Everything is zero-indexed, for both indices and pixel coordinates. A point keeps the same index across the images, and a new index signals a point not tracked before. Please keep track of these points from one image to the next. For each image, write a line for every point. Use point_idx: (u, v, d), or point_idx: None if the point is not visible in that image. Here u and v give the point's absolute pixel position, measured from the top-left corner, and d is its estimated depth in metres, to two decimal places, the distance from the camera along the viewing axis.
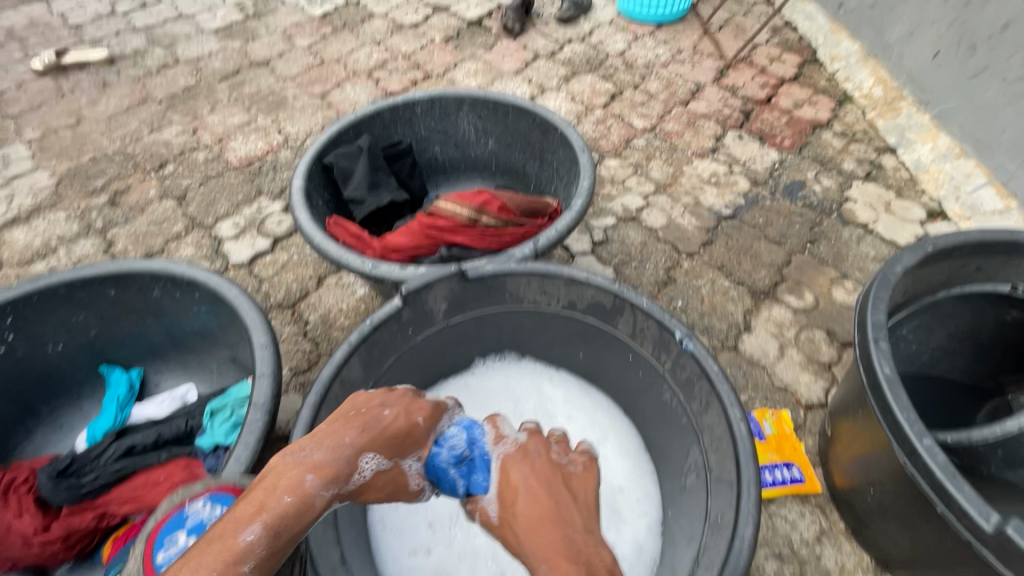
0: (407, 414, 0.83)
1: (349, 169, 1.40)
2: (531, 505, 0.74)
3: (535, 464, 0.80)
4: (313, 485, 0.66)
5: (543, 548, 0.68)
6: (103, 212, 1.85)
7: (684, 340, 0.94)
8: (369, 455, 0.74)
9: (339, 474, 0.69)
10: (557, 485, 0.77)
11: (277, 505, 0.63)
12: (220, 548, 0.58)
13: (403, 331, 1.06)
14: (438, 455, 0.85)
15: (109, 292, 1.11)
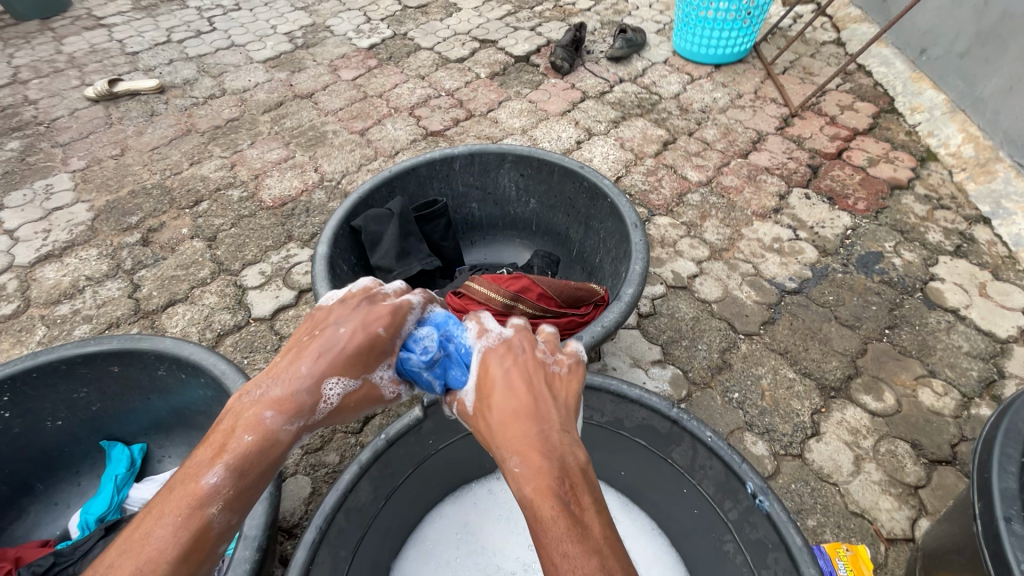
0: (368, 324, 0.79)
1: (378, 234, 1.30)
2: (505, 396, 0.70)
3: (517, 359, 0.76)
4: (273, 423, 0.68)
5: (514, 442, 0.64)
6: (134, 251, 1.83)
7: (757, 496, 0.77)
8: (333, 380, 0.74)
9: (301, 407, 0.71)
10: (538, 381, 0.72)
11: (238, 445, 0.66)
12: (183, 494, 0.62)
13: (422, 441, 0.93)
14: (409, 359, 0.84)
15: (113, 368, 1.03)
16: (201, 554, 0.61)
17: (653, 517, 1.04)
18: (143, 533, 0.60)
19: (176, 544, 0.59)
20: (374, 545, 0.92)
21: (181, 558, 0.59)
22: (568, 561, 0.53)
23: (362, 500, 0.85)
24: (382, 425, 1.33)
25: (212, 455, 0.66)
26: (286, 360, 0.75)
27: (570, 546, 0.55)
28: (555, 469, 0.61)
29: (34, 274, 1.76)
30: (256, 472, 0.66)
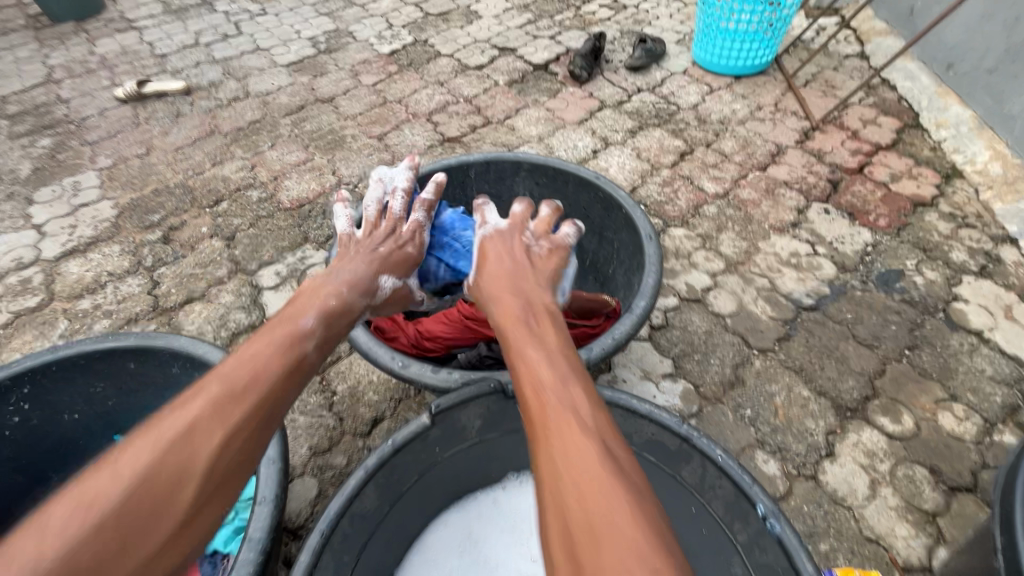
0: (400, 244, 1.10)
1: None
2: (494, 266, 0.93)
3: (507, 241, 1.00)
4: (348, 297, 0.92)
5: (496, 292, 0.87)
6: (155, 249, 1.87)
7: (768, 519, 0.76)
8: (385, 276, 1.03)
9: (365, 292, 0.96)
10: (520, 255, 0.95)
11: (323, 306, 0.88)
12: (286, 330, 0.80)
13: (430, 449, 0.93)
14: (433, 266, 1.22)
15: (129, 364, 1.05)
16: (301, 376, 0.77)
17: None
18: (254, 355, 0.75)
19: (286, 360, 0.76)
20: (376, 551, 0.92)
21: (287, 372, 0.75)
22: (526, 360, 0.72)
23: (367, 506, 0.85)
24: (390, 429, 1.34)
25: (304, 310, 0.86)
26: (345, 260, 1.01)
27: (529, 351, 0.73)
28: (523, 303, 0.83)
29: (59, 268, 1.80)
30: (338, 328, 0.87)
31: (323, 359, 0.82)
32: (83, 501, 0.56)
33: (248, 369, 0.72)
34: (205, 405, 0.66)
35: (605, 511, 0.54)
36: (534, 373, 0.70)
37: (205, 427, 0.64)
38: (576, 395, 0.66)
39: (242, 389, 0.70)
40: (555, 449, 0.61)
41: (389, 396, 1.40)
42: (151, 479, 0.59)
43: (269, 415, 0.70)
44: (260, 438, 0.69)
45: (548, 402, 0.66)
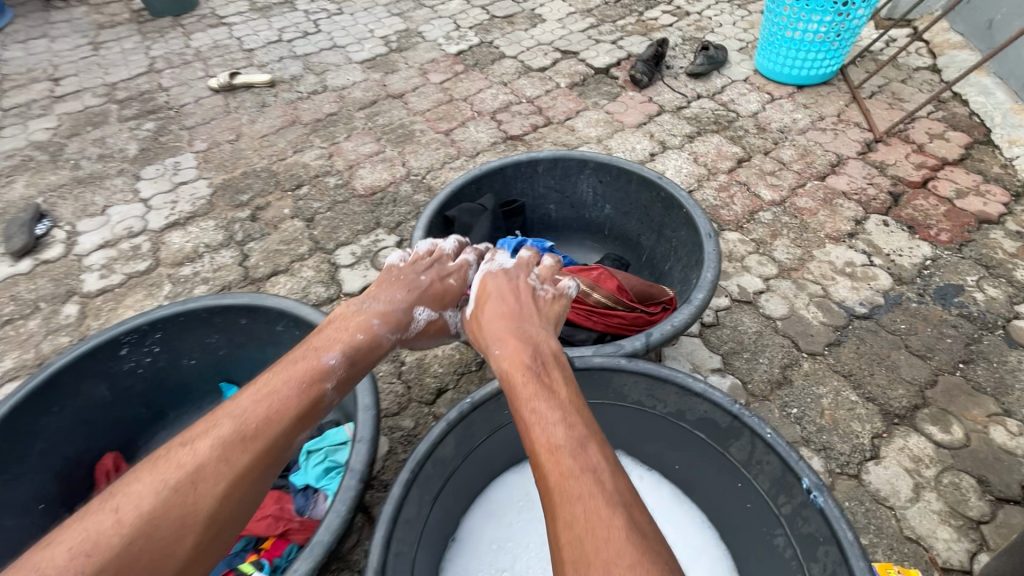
0: (443, 277, 1.23)
1: (469, 225, 1.43)
2: (497, 306, 1.07)
3: (509, 281, 1.13)
4: (379, 330, 1.08)
5: (505, 339, 0.98)
6: (245, 225, 2.06)
7: (812, 492, 0.83)
8: (421, 309, 1.16)
9: (398, 324, 1.11)
10: (524, 300, 1.08)
11: (352, 341, 1.03)
12: (308, 367, 0.95)
13: (500, 411, 1.04)
14: None
15: (242, 320, 1.21)
16: (311, 415, 0.92)
17: (704, 510, 1.12)
18: (272, 394, 0.90)
19: (298, 404, 0.90)
20: (449, 499, 1.03)
21: (300, 415, 0.90)
22: (535, 414, 0.82)
23: (447, 454, 0.97)
24: (453, 399, 1.47)
25: (329, 344, 1.01)
26: (386, 290, 1.16)
27: (538, 405, 0.83)
28: (533, 355, 0.93)
29: (163, 238, 2.02)
30: (361, 363, 1.02)
31: (336, 397, 0.98)
32: (87, 543, 0.70)
33: (259, 412, 0.87)
34: (215, 449, 0.81)
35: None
36: (550, 437, 0.78)
37: (210, 475, 0.79)
38: (594, 459, 0.75)
39: (251, 433, 0.84)
40: (579, 521, 0.69)
41: (452, 369, 1.52)
42: (156, 522, 0.73)
43: (270, 459, 0.85)
44: (260, 481, 0.83)
45: (568, 470, 0.74)
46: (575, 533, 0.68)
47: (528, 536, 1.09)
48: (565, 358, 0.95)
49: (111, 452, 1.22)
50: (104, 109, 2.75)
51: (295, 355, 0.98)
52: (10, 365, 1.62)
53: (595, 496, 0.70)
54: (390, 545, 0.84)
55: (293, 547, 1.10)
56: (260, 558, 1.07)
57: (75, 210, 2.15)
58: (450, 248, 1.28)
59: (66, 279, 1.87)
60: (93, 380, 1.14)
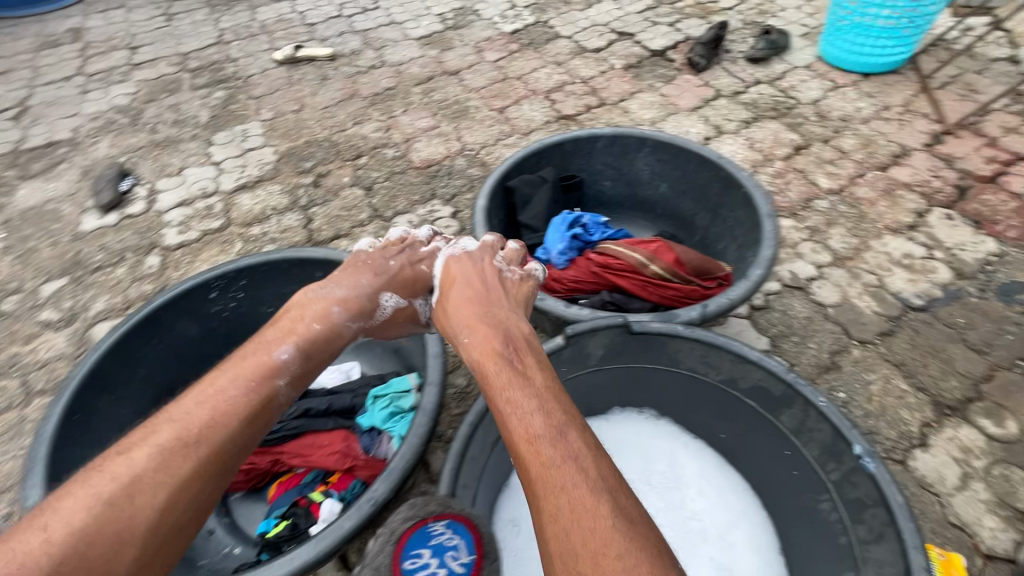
0: (412, 263, 1.24)
1: (529, 195, 1.48)
2: (463, 292, 1.09)
3: (475, 266, 1.16)
4: (339, 318, 1.06)
5: (474, 326, 0.98)
6: (308, 191, 2.17)
7: (863, 458, 0.87)
8: (388, 295, 1.16)
9: (361, 311, 1.10)
10: (491, 285, 1.10)
11: (307, 330, 1.01)
12: (258, 365, 0.92)
13: (559, 367, 1.10)
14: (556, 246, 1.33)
15: (317, 273, 1.31)
16: (265, 416, 0.89)
17: (746, 478, 1.17)
18: (221, 395, 0.86)
19: (249, 403, 0.87)
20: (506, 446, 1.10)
21: (251, 416, 0.86)
22: (508, 405, 0.81)
23: None
24: None
25: (282, 340, 0.98)
26: (350, 277, 1.15)
27: (511, 396, 0.82)
28: (504, 343, 0.92)
29: (234, 199, 2.15)
30: (316, 357, 1.00)
31: (291, 394, 0.95)
32: (10, 564, 0.63)
33: (204, 415, 0.82)
34: (154, 458, 0.75)
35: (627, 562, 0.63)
36: (528, 427, 0.77)
37: (148, 486, 0.73)
38: (575, 448, 0.74)
39: (195, 438, 0.79)
40: (563, 513, 0.68)
41: None
42: (88, 541, 0.67)
43: (221, 463, 0.80)
44: (209, 488, 0.78)
45: (550, 460, 0.72)
46: (562, 526, 0.67)
47: None
48: (538, 341, 0.95)
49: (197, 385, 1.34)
50: (178, 77, 2.90)
51: (245, 352, 0.96)
52: (101, 307, 1.75)
53: (579, 484, 0.70)
54: (459, 477, 0.91)
55: (358, 482, 1.18)
56: (329, 489, 1.17)
57: (154, 170, 2.29)
58: (422, 237, 1.30)
59: (148, 232, 2.01)
60: (186, 319, 1.26)
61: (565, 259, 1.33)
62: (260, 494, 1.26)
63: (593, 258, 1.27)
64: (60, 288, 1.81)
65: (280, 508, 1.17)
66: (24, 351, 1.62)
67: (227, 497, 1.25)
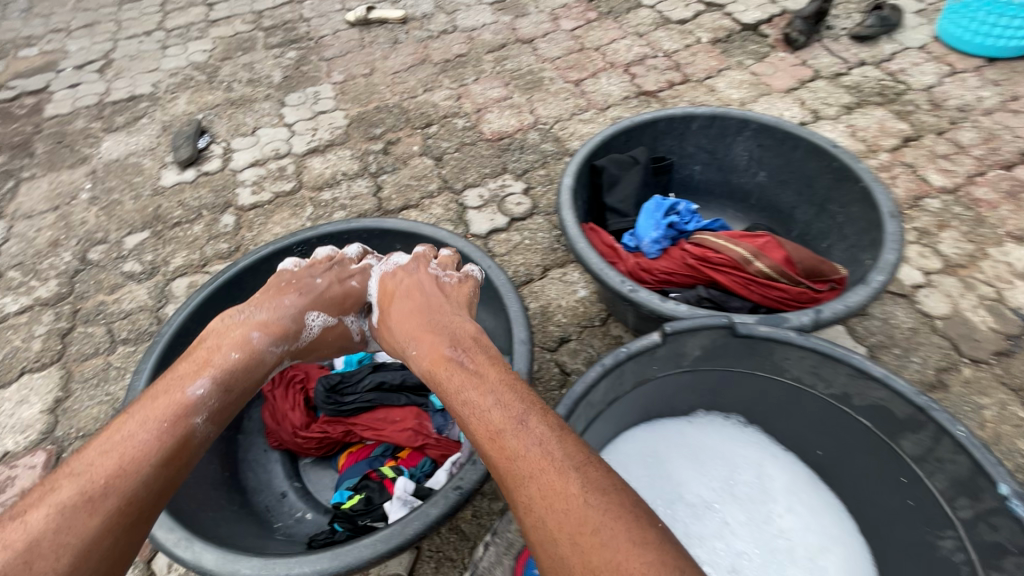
0: (342, 279, 1.17)
1: (617, 176, 1.39)
2: (404, 304, 1.08)
3: (408, 275, 1.14)
4: (261, 342, 1.00)
5: (419, 335, 1.00)
6: (378, 158, 2.14)
7: (1009, 499, 0.76)
8: (315, 315, 1.11)
9: (286, 333, 1.05)
10: (429, 290, 1.09)
11: (224, 360, 0.95)
12: (170, 404, 0.86)
13: (652, 365, 1.02)
14: (650, 235, 1.24)
15: (396, 246, 1.31)
16: (181, 460, 0.83)
17: (843, 499, 1.07)
18: (127, 442, 0.79)
19: (162, 445, 0.81)
20: (591, 442, 1.05)
21: (168, 456, 0.81)
22: (466, 406, 0.85)
23: (597, 398, 0.98)
24: (576, 349, 1.47)
25: (196, 373, 0.91)
26: (271, 300, 1.09)
27: (467, 397, 0.86)
28: (453, 345, 0.95)
29: (305, 162, 2.15)
30: (236, 388, 0.94)
31: (213, 430, 0.89)
32: None
33: (110, 464, 0.76)
34: (52, 520, 0.69)
35: (604, 534, 0.67)
36: (488, 424, 0.81)
37: (48, 550, 0.67)
38: (536, 434, 0.78)
39: (103, 491, 0.73)
40: (535, 499, 0.72)
41: (576, 321, 1.53)
42: None
43: (137, 508, 0.75)
44: (126, 539, 0.73)
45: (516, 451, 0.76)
46: (537, 514, 0.71)
47: (654, 489, 1.09)
48: (486, 337, 0.97)
49: None
50: (252, 36, 2.90)
51: (156, 390, 0.89)
52: (180, 262, 1.79)
53: (546, 469, 0.74)
54: None
55: (427, 461, 1.18)
56: (399, 465, 1.17)
57: (229, 128, 2.31)
58: (352, 253, 1.23)
59: (224, 191, 2.04)
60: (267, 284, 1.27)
61: (657, 249, 1.24)
62: (329, 462, 1.27)
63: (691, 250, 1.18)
64: (142, 240, 1.86)
65: (351, 479, 1.18)
66: (109, 300, 1.68)
67: (300, 461, 1.27)
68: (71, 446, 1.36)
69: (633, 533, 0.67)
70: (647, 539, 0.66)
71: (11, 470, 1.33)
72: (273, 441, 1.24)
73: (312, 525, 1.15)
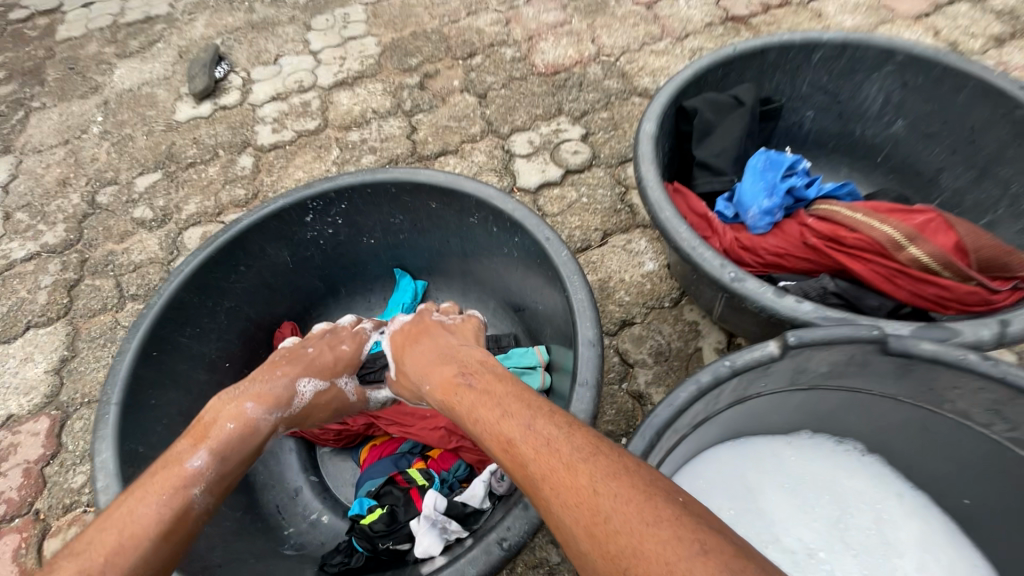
0: (333, 344, 1.01)
1: (712, 123, 1.08)
2: (414, 351, 0.93)
3: (410, 325, 1.01)
4: (253, 412, 0.84)
5: (429, 372, 0.86)
6: (413, 94, 1.86)
7: None
8: (306, 379, 0.93)
9: (277, 401, 0.88)
10: (433, 332, 0.95)
11: (220, 433, 0.80)
12: (167, 475, 0.73)
13: (760, 381, 0.77)
14: (760, 203, 0.96)
15: (431, 205, 1.07)
16: (180, 535, 0.69)
17: (993, 562, 0.83)
18: (124, 514, 0.67)
19: (162, 517, 0.68)
20: (667, 467, 0.82)
21: (169, 527, 0.68)
22: (479, 423, 0.73)
23: (687, 421, 0.75)
24: (640, 335, 1.23)
25: (195, 442, 0.78)
26: (259, 372, 0.93)
27: (480, 414, 0.73)
28: (461, 369, 0.82)
29: (331, 97, 1.88)
30: (236, 456, 0.80)
31: (213, 503, 0.75)
32: None
33: (108, 542, 0.64)
34: None
35: (617, 520, 0.54)
36: (498, 434, 0.69)
37: None
38: (546, 435, 0.65)
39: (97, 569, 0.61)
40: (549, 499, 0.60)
41: (641, 301, 1.27)
42: None
43: None
44: None
45: (524, 457, 0.64)
46: (552, 517, 0.60)
47: (742, 526, 0.87)
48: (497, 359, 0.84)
49: (289, 321, 1.14)
50: None
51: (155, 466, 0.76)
52: (193, 210, 1.60)
53: (556, 465, 0.61)
54: None
55: (462, 464, 1.00)
56: (428, 468, 1.00)
57: (250, 55, 2.05)
58: (344, 320, 1.08)
59: (242, 128, 1.81)
60: (276, 245, 1.05)
61: (769, 220, 0.96)
62: (351, 453, 1.11)
63: (817, 227, 0.91)
64: (154, 182, 1.68)
65: (372, 480, 1.00)
66: (119, 250, 1.53)
67: (318, 450, 1.11)
68: (76, 413, 1.24)
69: (648, 515, 0.53)
70: (663, 516, 0.53)
71: (14, 436, 1.23)
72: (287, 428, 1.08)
73: (328, 531, 0.99)
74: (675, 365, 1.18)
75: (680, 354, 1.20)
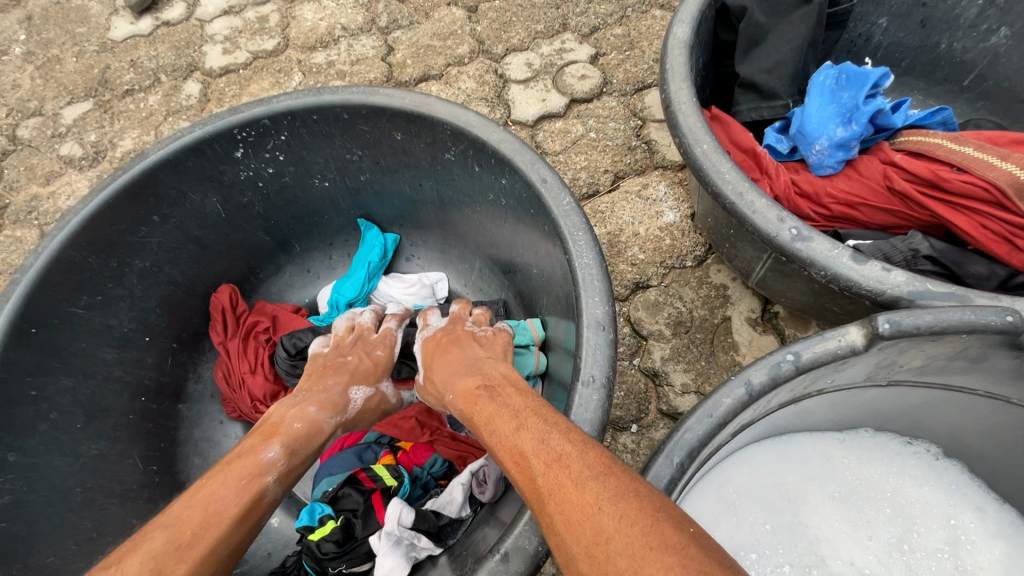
0: (369, 348, 0.81)
1: (765, 29, 0.82)
2: (440, 363, 0.71)
3: (433, 334, 0.78)
4: (319, 414, 0.69)
5: (453, 384, 0.66)
6: (390, 6, 1.54)
7: None
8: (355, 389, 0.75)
9: (336, 407, 0.71)
10: (463, 341, 0.73)
11: (289, 429, 0.66)
12: (240, 458, 0.60)
13: (829, 377, 0.57)
14: (833, 131, 0.76)
15: (395, 136, 0.83)
16: (257, 523, 0.57)
17: None
18: (207, 492, 0.55)
19: (242, 499, 0.55)
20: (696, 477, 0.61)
21: (249, 512, 0.55)
22: (494, 434, 0.54)
23: (729, 433, 0.55)
24: (657, 301, 1.02)
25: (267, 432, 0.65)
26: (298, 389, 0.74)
27: (496, 425, 0.54)
28: (489, 376, 0.62)
29: (294, 11, 1.57)
30: (307, 452, 0.65)
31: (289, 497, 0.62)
32: None
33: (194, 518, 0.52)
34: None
35: (618, 544, 0.38)
36: (512, 447, 0.50)
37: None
38: (560, 445, 0.47)
39: (185, 543, 0.50)
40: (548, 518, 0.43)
41: (658, 259, 1.06)
42: None
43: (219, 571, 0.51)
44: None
45: (533, 470, 0.46)
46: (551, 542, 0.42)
47: (783, 548, 0.68)
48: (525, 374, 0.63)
49: (227, 284, 0.93)
50: None
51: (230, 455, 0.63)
52: (129, 146, 1.36)
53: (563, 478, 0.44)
54: None
55: (438, 459, 0.84)
56: (397, 464, 0.82)
57: None
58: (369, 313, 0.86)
59: (187, 48, 1.52)
60: (200, 189, 0.83)
61: (842, 154, 0.77)
62: None
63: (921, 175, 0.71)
64: (85, 113, 1.42)
65: (330, 478, 0.82)
66: (44, 194, 1.31)
67: None
68: None
69: (653, 538, 0.37)
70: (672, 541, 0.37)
71: None
72: (231, 412, 0.90)
73: (277, 538, 0.84)
74: (697, 339, 0.98)
75: (703, 324, 1.00)
